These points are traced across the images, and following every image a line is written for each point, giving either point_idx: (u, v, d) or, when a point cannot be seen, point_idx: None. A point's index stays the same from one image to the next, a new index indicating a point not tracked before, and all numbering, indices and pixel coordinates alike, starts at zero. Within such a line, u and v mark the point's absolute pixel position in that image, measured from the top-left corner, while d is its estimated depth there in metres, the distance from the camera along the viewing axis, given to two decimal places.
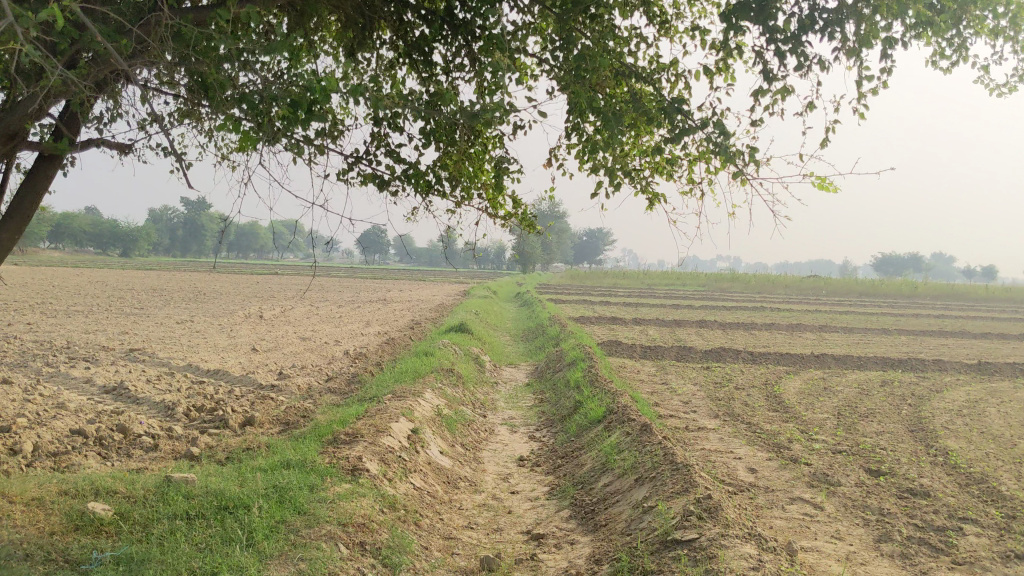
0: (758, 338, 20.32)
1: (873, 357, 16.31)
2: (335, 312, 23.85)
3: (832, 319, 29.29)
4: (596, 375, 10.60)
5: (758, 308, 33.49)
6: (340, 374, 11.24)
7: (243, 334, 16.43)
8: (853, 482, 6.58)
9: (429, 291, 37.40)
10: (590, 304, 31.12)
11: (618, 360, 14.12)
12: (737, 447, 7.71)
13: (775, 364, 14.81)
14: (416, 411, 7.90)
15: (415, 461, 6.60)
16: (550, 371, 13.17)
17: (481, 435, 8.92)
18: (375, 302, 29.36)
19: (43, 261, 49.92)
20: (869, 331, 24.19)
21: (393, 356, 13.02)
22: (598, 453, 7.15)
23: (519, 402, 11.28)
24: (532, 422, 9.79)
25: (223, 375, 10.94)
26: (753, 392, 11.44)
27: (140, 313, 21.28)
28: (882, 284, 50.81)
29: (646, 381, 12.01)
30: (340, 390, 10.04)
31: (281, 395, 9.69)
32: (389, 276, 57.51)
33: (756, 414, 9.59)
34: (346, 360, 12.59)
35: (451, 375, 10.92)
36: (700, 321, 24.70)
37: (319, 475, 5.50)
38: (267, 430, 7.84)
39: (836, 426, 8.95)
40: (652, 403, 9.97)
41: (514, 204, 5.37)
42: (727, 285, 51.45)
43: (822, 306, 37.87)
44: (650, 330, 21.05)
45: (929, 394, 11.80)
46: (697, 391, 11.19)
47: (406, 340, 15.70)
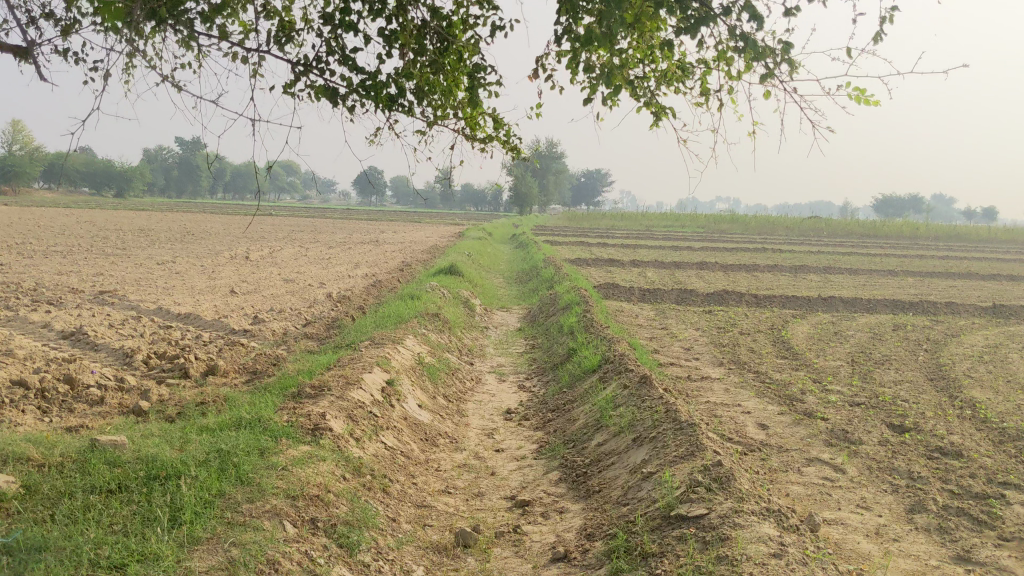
0: (761, 281, 19.58)
1: (883, 300, 15.61)
2: (323, 254, 23.07)
3: (836, 261, 28.56)
4: (592, 320, 9.94)
5: (760, 249, 32.69)
6: (319, 319, 10.54)
7: (224, 276, 15.69)
8: (877, 440, 5.91)
9: (424, 233, 36.56)
10: (587, 246, 30.35)
11: (616, 304, 13.46)
12: (745, 400, 7.03)
13: (781, 307, 14.12)
14: (393, 360, 7.21)
15: (388, 417, 5.91)
16: (544, 316, 12.47)
17: (467, 385, 8.26)
18: (367, 243, 28.56)
19: (32, 202, 48.88)
20: (875, 273, 23.53)
21: (378, 300, 12.31)
22: (591, 407, 6.47)
23: (510, 348, 10.59)
24: (523, 371, 9.15)
25: (194, 319, 10.23)
26: (759, 337, 10.75)
27: (121, 253, 20.51)
28: (884, 225, 50.00)
29: (645, 326, 11.31)
30: (317, 336, 9.35)
31: (253, 341, 9.00)
32: (384, 217, 56.64)
33: (764, 362, 8.92)
34: (328, 303, 11.88)
35: (437, 320, 10.21)
36: (700, 263, 24.01)
37: (273, 437, 4.81)
38: (231, 380, 7.15)
39: (850, 375, 8.30)
40: (652, 350, 9.32)
41: (496, 125, 4.62)
42: (727, 227, 50.74)
43: (824, 247, 37.10)
44: (649, 272, 20.37)
45: (946, 340, 11.12)
46: (700, 337, 10.50)
47: (394, 282, 14.97)
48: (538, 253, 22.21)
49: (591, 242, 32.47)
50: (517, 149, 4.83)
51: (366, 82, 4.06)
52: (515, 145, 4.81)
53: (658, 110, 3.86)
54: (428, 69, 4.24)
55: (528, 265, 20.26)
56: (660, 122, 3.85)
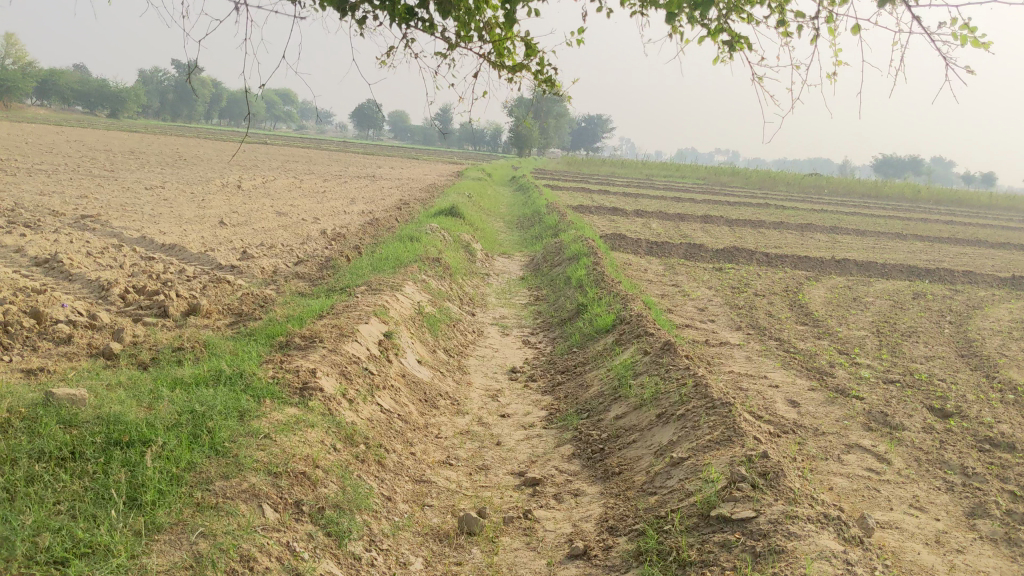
0: (768, 238, 18.95)
1: (898, 265, 15.02)
2: (317, 187, 22.34)
3: (841, 220, 27.91)
4: (602, 274, 9.35)
5: (763, 205, 31.99)
6: (312, 257, 9.92)
7: (214, 206, 15.00)
8: (921, 427, 5.37)
9: (421, 170, 35.76)
10: (589, 192, 29.63)
11: (623, 256, 12.86)
12: (771, 372, 6.48)
13: (793, 268, 13.54)
14: (392, 310, 6.62)
15: (385, 374, 5.35)
16: (548, 266, 11.86)
17: (468, 338, 7.69)
18: (363, 178, 27.78)
19: (21, 118, 47.64)
20: (883, 236, 22.90)
21: (374, 240, 11.68)
22: (606, 373, 5.92)
23: (512, 299, 10.00)
24: (527, 324, 8.59)
25: (178, 252, 9.59)
26: (775, 300, 10.17)
27: (109, 176, 19.75)
28: (887, 186, 49.23)
29: (654, 282, 10.72)
30: (309, 276, 8.75)
31: (240, 279, 8.39)
32: (380, 152, 55.57)
33: (784, 328, 8.37)
34: (322, 241, 11.25)
35: (437, 266, 9.61)
36: (705, 217, 23.34)
37: (255, 397, 4.25)
38: (213, 323, 6.56)
39: (877, 348, 7.76)
40: (665, 310, 8.76)
41: (528, 54, 4.00)
42: (727, 179, 49.93)
43: (827, 206, 36.38)
44: (653, 223, 19.71)
45: (969, 312, 10.57)
46: (714, 297, 9.93)
47: (391, 221, 14.32)
48: (540, 198, 21.51)
49: (592, 189, 31.70)
50: (552, 83, 4.21)
51: None
52: (549, 78, 4.20)
53: (731, 38, 3.27)
54: None
55: (530, 210, 19.60)
56: (734, 53, 3.26)
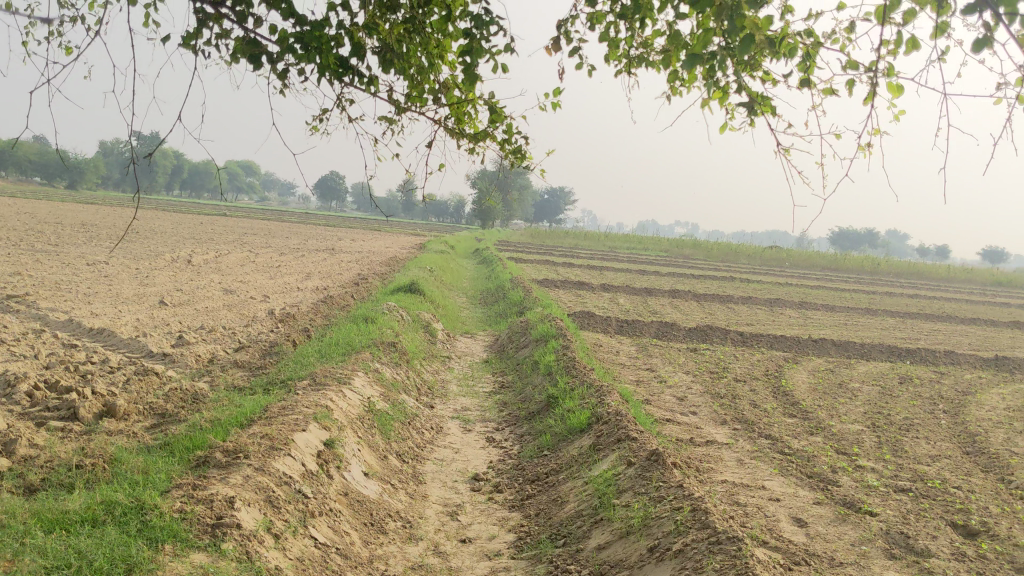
0: (738, 314, 18.38)
1: (875, 344, 14.43)
2: (272, 261, 21.50)
3: (808, 294, 27.51)
4: (573, 360, 8.60)
5: (728, 278, 31.59)
6: (256, 342, 9.07)
7: (158, 282, 14.14)
8: (949, 553, 4.62)
9: (381, 242, 35.05)
10: (553, 265, 29.06)
11: (592, 336, 12.14)
12: (769, 480, 5.71)
13: (769, 348, 12.90)
14: (336, 410, 5.80)
15: (323, 497, 4.52)
16: (513, 348, 11.09)
17: (426, 437, 6.87)
18: (321, 251, 27.03)
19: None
20: (853, 311, 22.48)
21: (326, 321, 10.86)
22: (583, 487, 5.12)
23: (474, 386, 9.20)
24: (491, 417, 7.78)
25: (106, 337, 8.69)
26: (757, 386, 9.47)
27: (49, 250, 18.77)
28: (848, 259, 49.33)
29: (627, 366, 9.98)
30: (249, 366, 7.90)
31: (171, 369, 7.53)
32: (342, 223, 54.88)
33: (774, 422, 7.63)
34: (269, 323, 10.40)
35: (392, 350, 8.80)
36: (672, 291, 22.78)
37: (151, 542, 3.41)
38: (129, 428, 5.69)
39: (877, 446, 7.05)
40: (643, 401, 8.00)
41: (491, 119, 3.34)
42: (690, 252, 49.76)
43: (791, 279, 36.13)
44: (620, 299, 19.07)
45: (961, 398, 9.93)
46: (693, 383, 9.19)
47: (347, 299, 13.52)
48: (504, 272, 20.84)
49: (555, 262, 31.15)
50: (523, 156, 3.53)
51: (306, 33, 2.76)
52: (519, 148, 3.52)
53: (752, 97, 2.59)
54: (402, 28, 2.98)
55: (492, 285, 18.89)
56: (756, 115, 2.58)
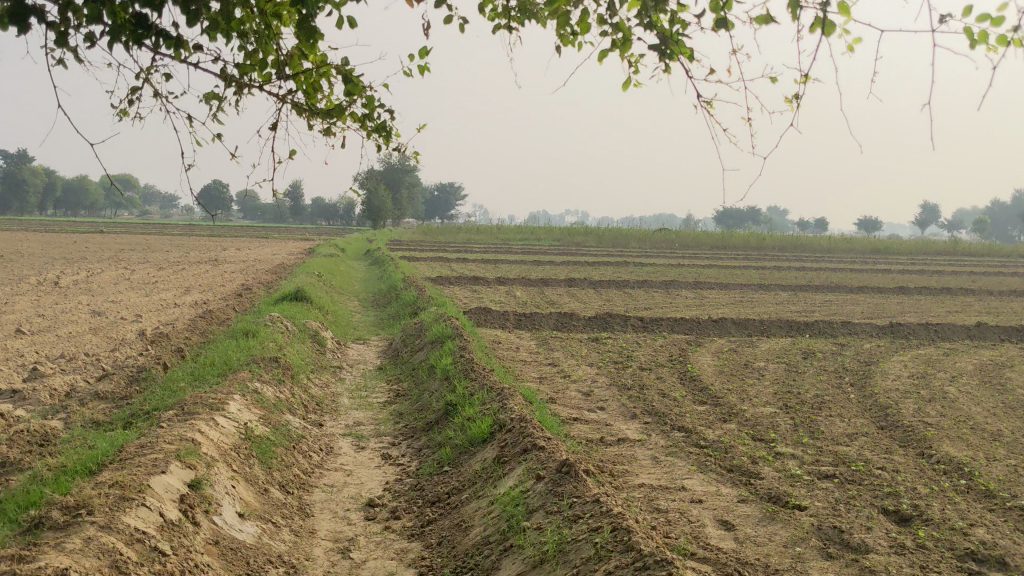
0: (636, 299, 18.14)
1: (773, 319, 14.31)
2: (150, 277, 20.27)
3: (699, 274, 27.59)
4: (471, 361, 8.07)
5: (623, 263, 31.54)
6: (123, 368, 8.22)
7: (17, 308, 12.93)
8: (888, 546, 4.27)
9: (268, 250, 33.79)
10: (446, 262, 28.42)
11: (491, 333, 11.62)
12: (687, 478, 5.30)
13: (671, 332, 12.59)
14: (204, 442, 5.13)
15: (187, 552, 3.88)
16: (408, 351, 10.47)
17: (314, 460, 6.23)
18: (204, 263, 25.71)
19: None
20: (747, 287, 22.56)
21: (203, 339, 10.04)
22: (489, 507, 4.60)
23: (368, 396, 8.57)
24: (387, 430, 7.18)
25: None
26: (663, 373, 9.08)
27: None
28: (735, 236, 50.14)
29: (528, 362, 9.48)
30: (113, 398, 7.09)
31: (19, 409, 6.66)
32: (226, 232, 52.95)
33: (685, 411, 7.25)
34: (140, 345, 9.53)
35: (274, 366, 8.11)
36: (568, 279, 22.43)
37: None
38: None
39: (794, 429, 6.74)
40: (547, 400, 7.53)
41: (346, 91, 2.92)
42: (582, 239, 49.76)
43: (683, 259, 36.37)
44: (517, 291, 18.60)
45: (866, 369, 9.79)
46: (597, 376, 8.76)
47: (228, 312, 12.66)
48: (396, 272, 20.10)
49: (449, 258, 30.49)
50: (390, 134, 3.09)
51: None
52: (385, 125, 3.07)
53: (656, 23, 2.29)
54: None
55: (384, 287, 18.18)
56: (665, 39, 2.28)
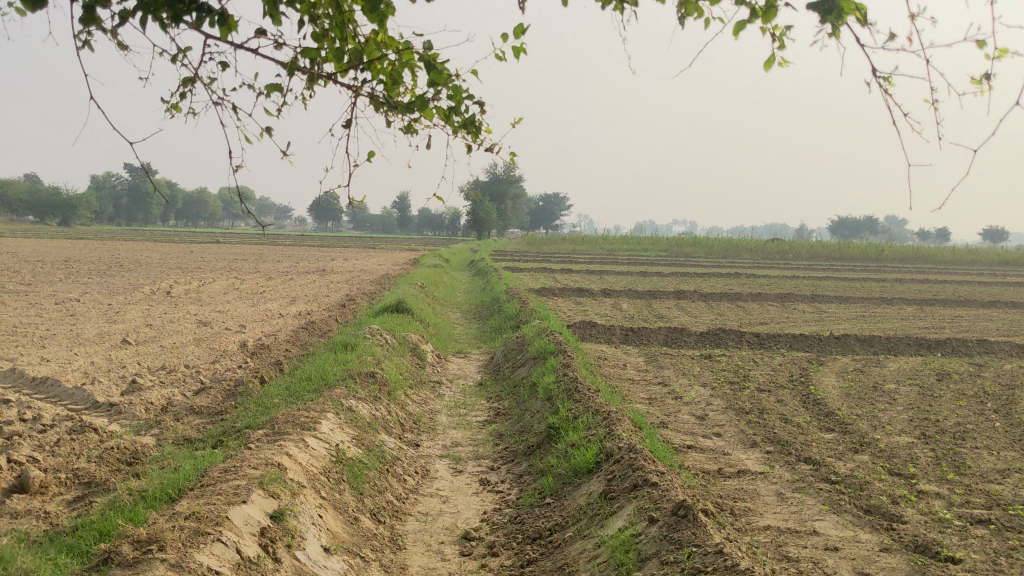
0: (749, 313, 17.35)
1: (900, 336, 13.36)
2: (258, 287, 20.46)
3: (815, 287, 26.45)
4: (575, 380, 7.60)
5: (734, 274, 30.51)
6: (220, 381, 8.06)
7: (126, 318, 13.08)
8: None
9: (374, 260, 34.02)
10: (551, 272, 28.01)
11: (597, 349, 11.12)
12: (818, 521, 4.73)
13: (788, 349, 11.85)
14: (290, 466, 4.81)
15: None
16: (509, 367, 10.06)
17: (409, 485, 5.87)
18: (311, 273, 25.93)
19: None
20: (868, 301, 21.40)
21: (303, 351, 9.85)
22: (596, 550, 4.13)
23: (468, 414, 8.20)
24: (486, 452, 6.79)
25: (49, 386, 7.68)
26: (783, 396, 8.43)
27: (21, 288, 17.73)
28: (849, 247, 48.21)
29: (636, 381, 8.96)
30: (207, 413, 6.90)
31: (113, 424, 6.51)
32: (335, 242, 53.79)
33: (811, 440, 6.63)
34: (240, 357, 9.38)
35: (372, 382, 7.81)
36: (676, 292, 21.71)
37: None
38: (47, 505, 4.71)
39: (936, 463, 6.05)
40: (657, 424, 7.01)
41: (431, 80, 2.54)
42: (690, 250, 48.57)
43: (798, 271, 35.01)
44: (623, 304, 18.03)
45: (1009, 394, 8.91)
46: (711, 398, 8.18)
47: (330, 324, 12.51)
48: (500, 283, 19.79)
49: (554, 268, 30.03)
50: (479, 128, 2.72)
51: None
52: (473, 118, 2.70)
53: None
54: None
55: (488, 298, 17.86)
56: None
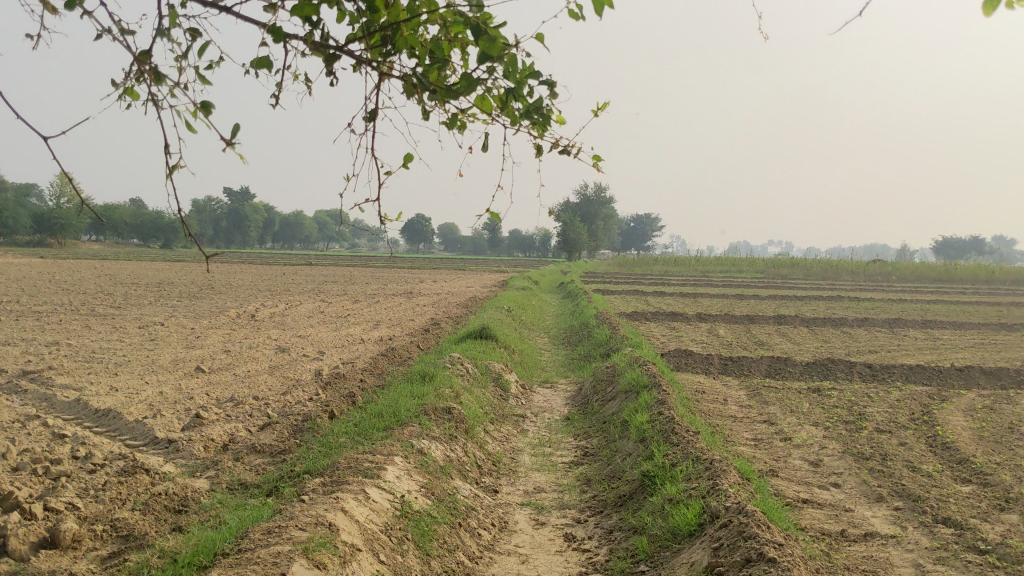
0: (855, 340, 16.24)
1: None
2: (343, 310, 20.14)
3: (924, 311, 24.96)
4: (673, 420, 6.83)
5: (836, 298, 29.16)
6: (288, 415, 7.54)
7: (206, 343, 12.77)
8: None
9: (462, 282, 33.58)
10: (642, 295, 27.12)
11: (693, 381, 10.31)
12: None
13: (905, 382, 10.83)
14: (343, 524, 4.19)
15: None
16: (599, 400, 9.33)
17: (484, 540, 5.20)
18: (398, 296, 25.60)
19: (75, 252, 46.51)
20: (985, 327, 19.96)
21: (379, 382, 9.29)
22: None
23: (553, 453, 7.50)
24: (572, 500, 6.07)
25: (110, 420, 7.25)
26: (908, 439, 7.50)
27: (109, 311, 17.71)
28: (957, 268, 45.94)
29: (738, 419, 8.13)
30: (270, 453, 6.35)
31: (168, 464, 6.02)
32: (424, 265, 53.72)
33: (947, 495, 5.73)
34: (314, 387, 8.87)
35: (448, 419, 7.18)
36: (776, 316, 20.61)
37: None
38: (73, 565, 4.18)
39: None
40: (766, 472, 6.20)
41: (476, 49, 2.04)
42: (788, 271, 46.92)
43: (904, 294, 33.32)
44: (720, 329, 17.11)
45: None
46: (824, 440, 7.32)
47: (410, 351, 11.95)
48: (589, 306, 19.03)
49: (646, 291, 29.10)
50: (545, 117, 2.19)
51: None
52: (537, 105, 2.17)
53: None
54: None
55: (577, 323, 17.14)
56: None
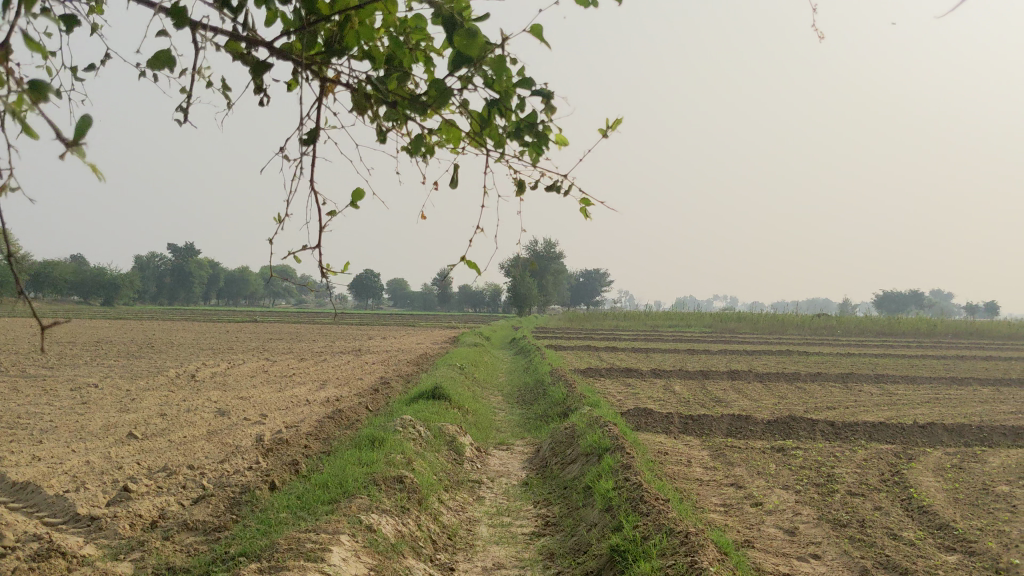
0: (812, 395, 16.02)
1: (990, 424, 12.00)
2: (288, 370, 19.42)
3: (875, 365, 24.96)
4: (639, 486, 6.42)
5: (787, 352, 29.11)
6: (226, 485, 6.97)
7: (141, 407, 12.06)
8: None
9: (411, 339, 32.93)
10: (594, 351, 26.79)
11: (654, 442, 9.91)
12: None
13: (869, 440, 10.56)
14: None
15: None
16: (558, 463, 8.88)
17: None
18: (346, 354, 24.91)
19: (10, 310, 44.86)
20: (937, 381, 19.92)
21: (325, 447, 8.74)
22: None
23: (511, 523, 7.03)
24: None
25: (28, 494, 6.61)
26: (882, 502, 7.17)
27: (39, 373, 16.81)
28: (901, 322, 46.46)
29: (705, 483, 7.75)
30: (204, 530, 5.79)
31: (88, 545, 5.43)
32: (372, 322, 52.89)
33: (935, 566, 5.37)
34: (254, 454, 8.29)
35: (400, 487, 6.69)
36: (731, 371, 20.35)
37: None
38: None
39: None
40: (742, 543, 5.80)
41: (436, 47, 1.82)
42: (737, 326, 47.03)
43: (853, 348, 33.47)
44: (675, 386, 16.77)
45: None
46: (797, 505, 6.96)
47: (358, 413, 11.39)
48: (543, 363, 18.61)
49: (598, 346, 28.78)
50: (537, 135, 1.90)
51: None
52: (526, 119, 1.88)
53: None
54: None
55: (530, 380, 16.69)
56: None
